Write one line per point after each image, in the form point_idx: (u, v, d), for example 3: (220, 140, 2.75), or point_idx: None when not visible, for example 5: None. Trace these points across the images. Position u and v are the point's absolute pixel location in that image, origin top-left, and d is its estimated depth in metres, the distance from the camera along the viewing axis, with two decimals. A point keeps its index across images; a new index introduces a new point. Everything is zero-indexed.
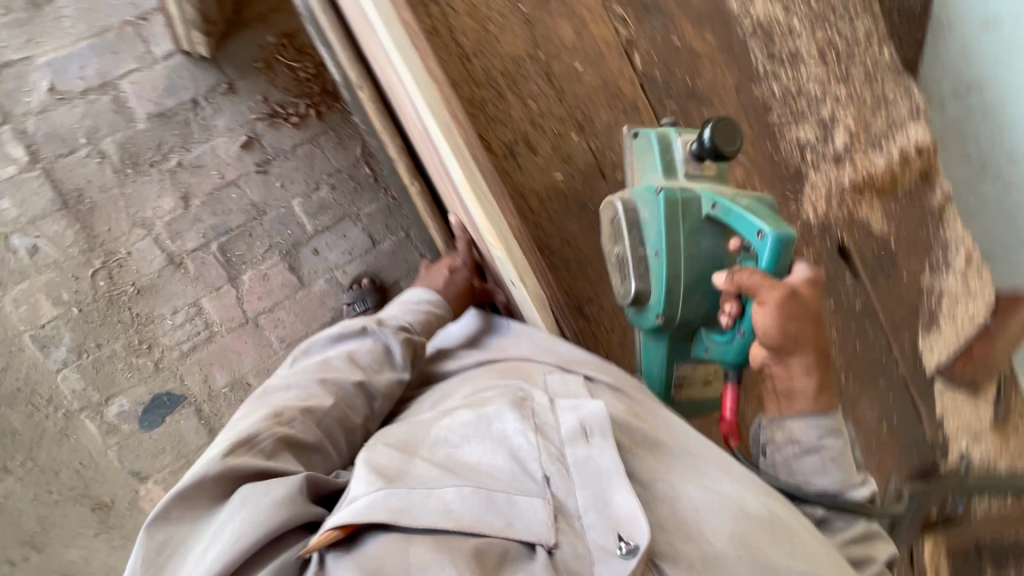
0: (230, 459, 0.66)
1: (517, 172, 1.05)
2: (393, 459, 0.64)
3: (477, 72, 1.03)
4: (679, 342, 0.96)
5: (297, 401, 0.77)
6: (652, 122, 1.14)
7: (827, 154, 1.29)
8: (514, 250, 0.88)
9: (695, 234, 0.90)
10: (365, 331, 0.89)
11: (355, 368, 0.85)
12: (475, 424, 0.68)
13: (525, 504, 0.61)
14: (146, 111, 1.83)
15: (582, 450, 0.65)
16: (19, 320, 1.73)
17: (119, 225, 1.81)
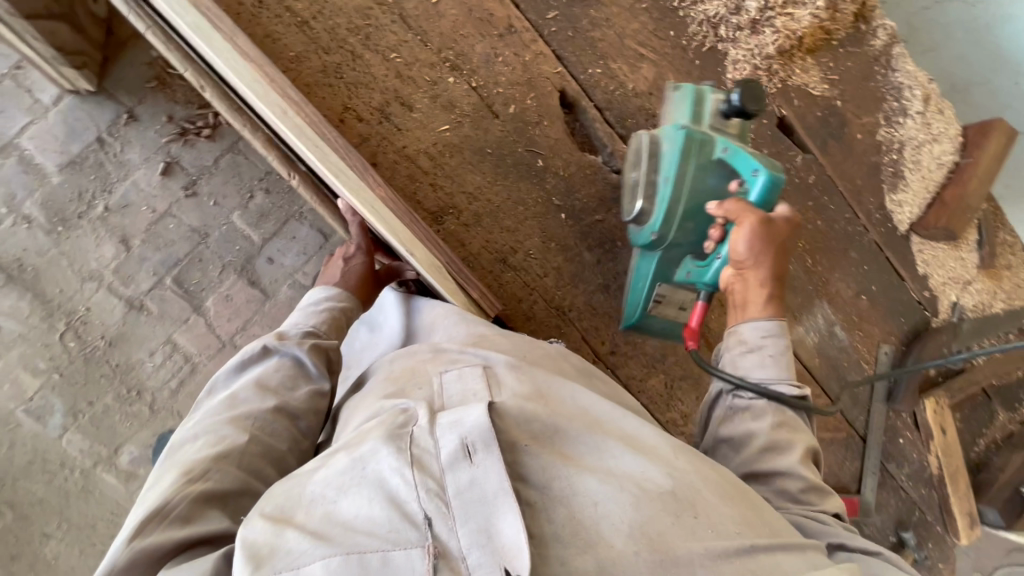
0: (137, 543, 0.58)
1: (398, 135, 0.97)
2: (260, 534, 0.51)
3: (323, 37, 0.93)
4: (666, 261, 0.96)
5: (208, 449, 0.69)
6: (533, 41, 1.03)
7: (744, 23, 1.15)
8: (389, 220, 0.85)
9: (704, 166, 0.88)
10: (268, 350, 0.83)
11: (268, 394, 0.78)
12: (350, 471, 0.54)
13: (402, 559, 0.47)
14: (55, 163, 1.78)
15: (468, 472, 0.51)
16: (8, 397, 1.77)
17: (70, 283, 1.80)
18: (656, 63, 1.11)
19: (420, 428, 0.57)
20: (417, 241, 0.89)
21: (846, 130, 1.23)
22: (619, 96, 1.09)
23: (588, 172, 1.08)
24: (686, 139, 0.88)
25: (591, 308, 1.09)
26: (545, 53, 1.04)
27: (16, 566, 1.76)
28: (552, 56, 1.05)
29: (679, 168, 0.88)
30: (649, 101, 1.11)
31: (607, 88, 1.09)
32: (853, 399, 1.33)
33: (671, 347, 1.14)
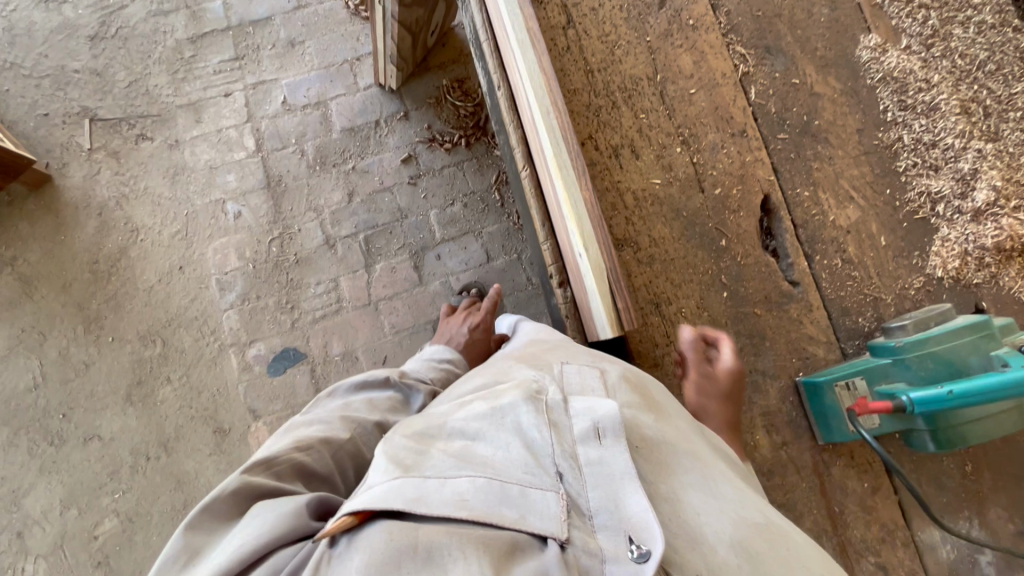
0: (248, 476, 0.74)
1: (619, 171, 1.15)
2: (407, 449, 0.69)
3: (597, 84, 1.18)
4: (885, 371, 1.03)
5: (319, 432, 0.84)
6: (758, 148, 1.19)
7: (966, 210, 1.18)
8: (583, 216, 1.01)
9: (982, 347, 1.00)
10: (388, 381, 1.02)
11: (373, 411, 0.94)
12: (489, 418, 0.74)
13: (538, 498, 0.66)
14: (341, 126, 2.31)
15: (598, 452, 0.70)
16: (212, 265, 2.19)
17: (299, 207, 2.24)
18: (863, 209, 1.19)
19: (554, 400, 0.76)
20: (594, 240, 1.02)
21: None
22: (817, 221, 1.18)
23: (763, 268, 1.15)
24: (983, 321, 1.01)
25: None
26: (764, 161, 1.18)
27: (136, 391, 2.09)
28: (769, 166, 1.19)
29: (962, 331, 1.01)
30: (843, 236, 1.18)
31: (810, 211, 1.18)
32: None
33: (782, 467, 1.09)
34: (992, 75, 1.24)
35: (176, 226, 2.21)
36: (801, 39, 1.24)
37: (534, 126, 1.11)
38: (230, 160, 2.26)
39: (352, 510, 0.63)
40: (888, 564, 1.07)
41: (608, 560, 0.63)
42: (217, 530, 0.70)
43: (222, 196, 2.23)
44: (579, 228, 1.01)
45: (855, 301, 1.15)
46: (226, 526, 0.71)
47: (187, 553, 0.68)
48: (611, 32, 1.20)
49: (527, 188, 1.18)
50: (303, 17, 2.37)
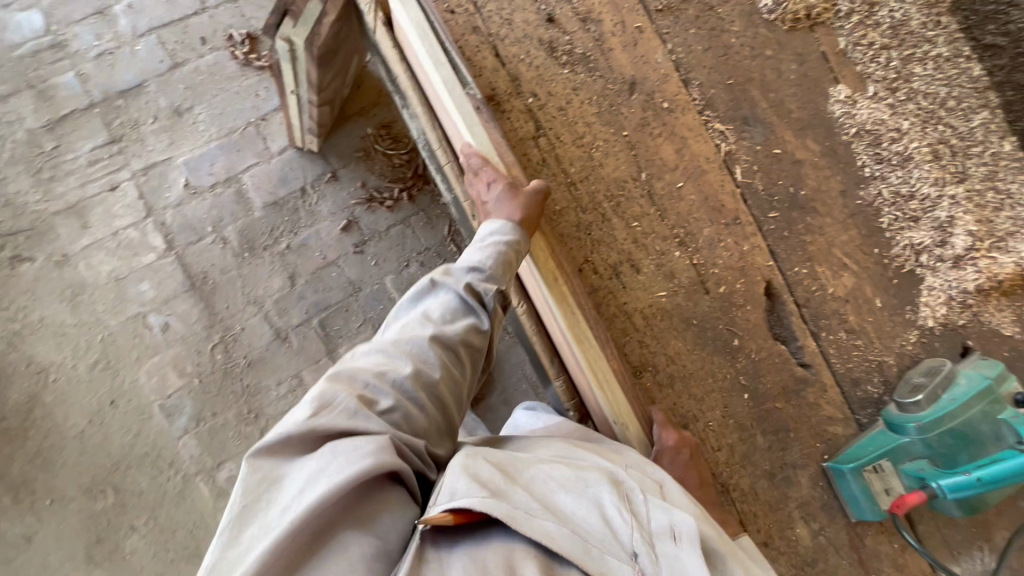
0: (313, 420, 0.68)
1: (623, 292, 1.07)
2: (497, 478, 0.68)
3: (583, 197, 1.07)
4: (906, 450, 1.07)
5: (376, 364, 0.79)
6: (753, 234, 1.14)
7: (947, 256, 1.20)
8: (617, 395, 0.96)
9: (991, 413, 1.02)
10: (434, 284, 0.90)
11: (431, 321, 0.86)
12: (572, 480, 0.71)
13: (615, 567, 0.62)
14: (263, 201, 2.02)
15: (671, 550, 0.64)
16: (150, 390, 1.90)
17: (236, 303, 1.98)
18: (857, 275, 1.19)
19: (634, 488, 0.71)
20: (632, 413, 0.98)
21: None
22: (818, 296, 1.17)
23: (776, 358, 1.13)
24: (988, 387, 1.03)
25: (754, 491, 1.11)
26: (761, 246, 1.14)
27: (98, 550, 1.79)
28: (766, 250, 1.14)
29: (971, 400, 1.03)
30: (843, 307, 1.18)
31: (810, 288, 1.16)
32: None
33: (824, 552, 1.12)
34: (954, 111, 1.24)
35: (93, 355, 1.90)
36: (775, 103, 1.18)
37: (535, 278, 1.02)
38: (139, 265, 1.94)
39: (450, 518, 0.62)
40: None
41: None
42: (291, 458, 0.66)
43: (141, 309, 1.92)
44: (614, 410, 0.97)
45: (861, 369, 1.17)
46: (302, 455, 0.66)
47: (266, 473, 0.64)
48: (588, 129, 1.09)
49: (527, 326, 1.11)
50: (183, 78, 2.03)
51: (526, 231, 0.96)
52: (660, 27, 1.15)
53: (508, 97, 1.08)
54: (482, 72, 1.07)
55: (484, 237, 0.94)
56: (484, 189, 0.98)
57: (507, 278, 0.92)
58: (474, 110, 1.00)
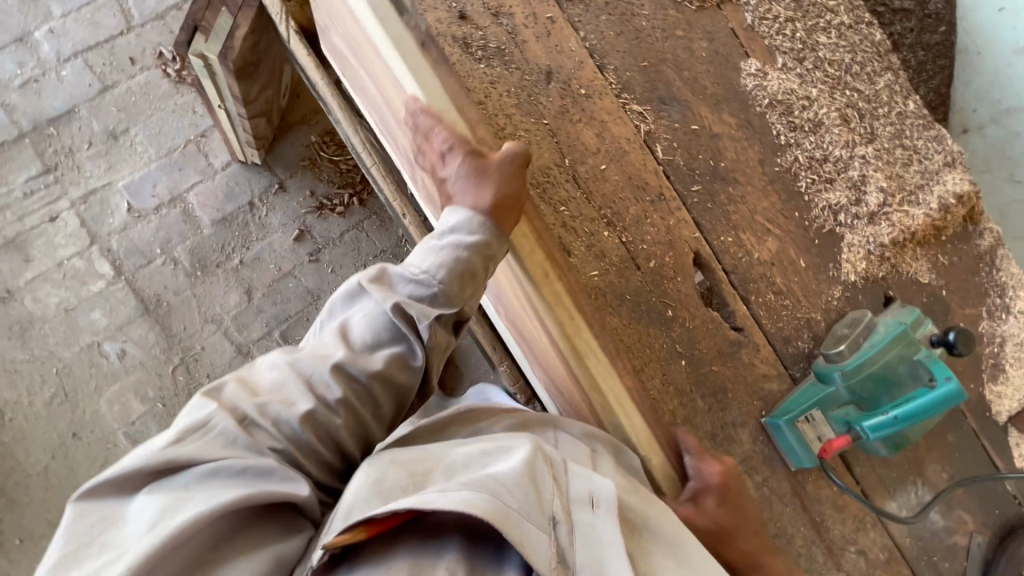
0: (171, 450, 0.68)
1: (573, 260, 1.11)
2: (402, 480, 0.67)
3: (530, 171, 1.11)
4: (833, 396, 1.15)
5: (272, 389, 0.80)
6: (678, 208, 1.19)
7: (862, 214, 1.28)
8: (610, 376, 0.97)
9: (907, 355, 1.12)
10: (364, 288, 0.91)
11: (343, 344, 0.86)
12: (495, 456, 0.72)
13: (535, 533, 0.62)
14: (210, 218, 2.01)
15: (588, 517, 0.68)
16: (113, 418, 1.88)
17: (193, 323, 1.96)
18: (780, 239, 1.25)
19: (556, 462, 0.74)
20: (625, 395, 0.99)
21: (949, 317, 1.31)
22: (744, 263, 1.22)
23: (709, 324, 1.19)
24: (903, 331, 1.13)
25: None
26: (686, 220, 1.19)
27: None
28: (692, 223, 1.19)
29: (889, 345, 1.13)
30: (769, 270, 1.24)
31: (737, 255, 1.22)
32: None
33: (768, 503, 1.19)
34: (858, 76, 1.31)
35: (49, 389, 1.86)
36: (689, 81, 1.23)
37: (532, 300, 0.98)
38: (88, 294, 1.91)
39: (364, 525, 0.60)
40: (866, 546, 1.23)
41: None
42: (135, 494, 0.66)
43: (94, 337, 1.90)
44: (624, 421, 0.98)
45: (792, 326, 1.23)
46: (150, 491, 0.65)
47: (103, 514, 0.64)
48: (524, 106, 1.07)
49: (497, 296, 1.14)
50: (115, 100, 1.99)
51: (496, 220, 0.90)
52: (571, 15, 1.19)
53: None
54: None
55: (444, 229, 0.92)
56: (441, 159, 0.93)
57: (458, 282, 0.90)
58: (422, 51, 0.93)
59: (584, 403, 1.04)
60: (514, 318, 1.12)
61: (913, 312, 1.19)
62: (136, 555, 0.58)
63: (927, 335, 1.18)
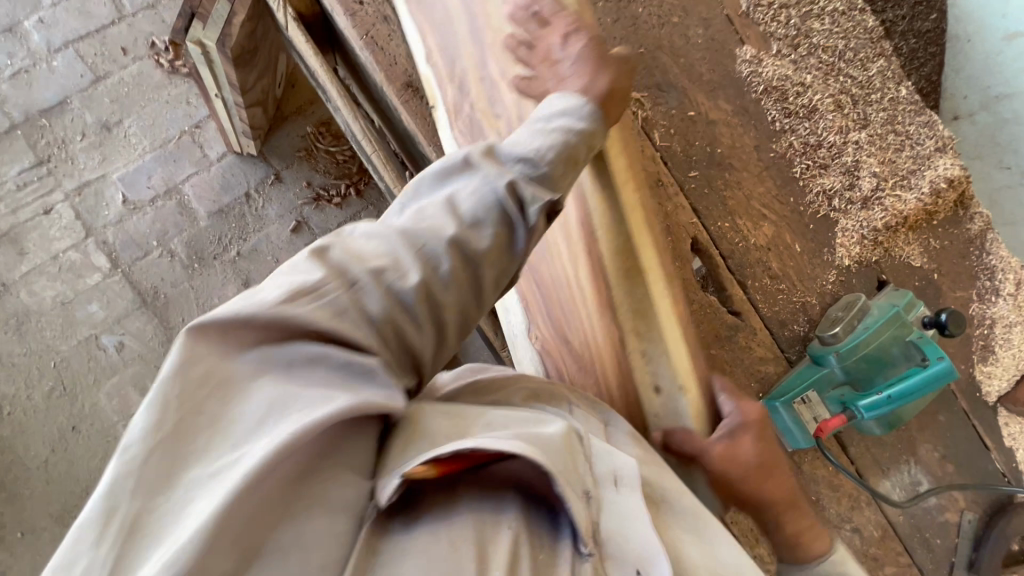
0: (288, 306, 0.56)
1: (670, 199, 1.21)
2: (449, 428, 0.60)
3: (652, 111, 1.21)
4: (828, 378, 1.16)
5: (374, 255, 0.64)
6: (675, 194, 1.20)
7: (856, 199, 1.30)
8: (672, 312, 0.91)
9: (900, 336, 1.14)
10: (468, 162, 0.72)
11: (454, 218, 0.68)
12: (526, 419, 0.66)
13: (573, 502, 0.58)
14: (207, 210, 2.00)
15: (613, 492, 0.65)
16: (113, 411, 1.88)
17: (192, 315, 1.95)
18: (776, 225, 1.26)
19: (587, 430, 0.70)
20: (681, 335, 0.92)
21: (941, 300, 1.33)
22: (741, 248, 1.24)
23: (707, 309, 1.21)
24: (897, 314, 1.15)
25: None
26: (684, 206, 1.21)
27: None
28: (690, 209, 1.21)
29: (882, 327, 1.15)
30: (766, 255, 1.25)
31: (733, 240, 1.24)
32: (931, 559, 1.29)
33: None
34: (853, 62, 1.32)
35: (48, 383, 1.86)
36: (686, 68, 1.24)
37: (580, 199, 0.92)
38: (85, 287, 1.90)
39: (434, 463, 0.54)
40: (861, 524, 1.26)
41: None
42: (242, 356, 0.53)
43: (92, 331, 1.89)
44: (659, 344, 0.90)
45: (787, 311, 1.25)
46: (256, 367, 0.53)
47: (205, 371, 0.51)
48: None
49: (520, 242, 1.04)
50: (108, 91, 1.97)
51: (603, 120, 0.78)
52: None
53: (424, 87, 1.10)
54: (396, 61, 1.09)
55: (549, 113, 0.77)
56: (559, 42, 0.82)
57: (564, 177, 0.75)
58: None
59: (613, 336, 0.94)
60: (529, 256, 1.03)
61: (907, 295, 1.21)
62: (257, 462, 0.48)
63: (918, 317, 1.20)
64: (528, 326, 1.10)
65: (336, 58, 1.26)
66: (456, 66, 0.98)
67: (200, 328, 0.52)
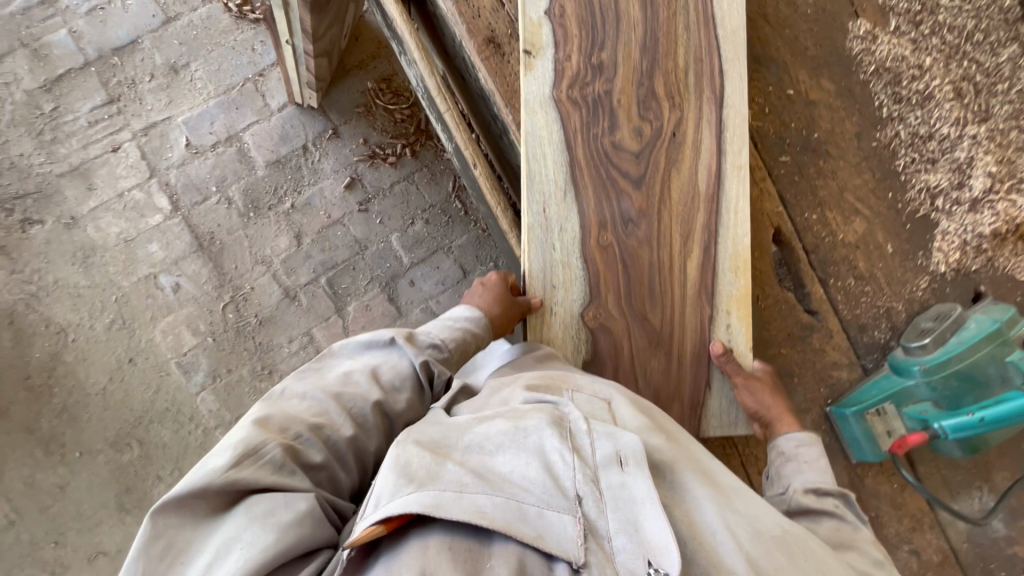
0: (233, 473, 0.64)
1: (770, 181, 1.12)
2: (429, 460, 0.66)
3: (765, 82, 1.14)
4: (910, 391, 1.07)
5: (310, 413, 0.77)
6: (762, 178, 1.11)
7: (963, 200, 1.17)
8: (737, 276, 1.00)
9: (998, 355, 1.03)
10: (393, 342, 0.91)
11: (377, 385, 0.84)
12: (511, 435, 0.72)
13: (556, 517, 0.64)
14: (265, 159, 2.00)
15: (617, 478, 0.68)
16: (166, 348, 1.95)
17: (245, 263, 1.99)
18: (869, 220, 1.16)
19: (576, 426, 0.74)
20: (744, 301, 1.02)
21: None
22: (827, 242, 1.14)
23: (782, 304, 1.13)
24: (999, 330, 1.03)
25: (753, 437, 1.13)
26: (770, 192, 1.12)
27: (127, 498, 1.88)
28: (776, 196, 1.12)
29: (979, 343, 1.03)
30: (853, 253, 1.15)
31: (819, 234, 1.14)
32: None
33: None
34: (980, 45, 1.17)
35: (108, 315, 1.93)
36: (789, 41, 1.16)
37: (715, 199, 1.00)
38: (146, 226, 1.95)
39: (384, 519, 0.60)
40: (921, 547, 1.19)
41: None
42: (199, 519, 0.63)
43: (151, 270, 1.94)
44: (744, 328, 1.01)
45: (869, 316, 1.16)
46: (217, 515, 0.64)
47: (173, 536, 0.62)
48: (607, 57, 0.99)
49: (597, 207, 0.97)
50: (177, 33, 1.98)
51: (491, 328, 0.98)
52: None
53: (508, 41, 1.04)
54: (479, 13, 1.03)
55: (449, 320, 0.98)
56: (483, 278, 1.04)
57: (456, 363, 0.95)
58: None
59: (702, 319, 1.00)
60: (636, 235, 0.99)
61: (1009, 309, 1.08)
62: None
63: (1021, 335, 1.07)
64: (586, 303, 0.98)
65: (413, 8, 1.19)
66: (603, 50, 0.98)
67: (159, 510, 0.62)
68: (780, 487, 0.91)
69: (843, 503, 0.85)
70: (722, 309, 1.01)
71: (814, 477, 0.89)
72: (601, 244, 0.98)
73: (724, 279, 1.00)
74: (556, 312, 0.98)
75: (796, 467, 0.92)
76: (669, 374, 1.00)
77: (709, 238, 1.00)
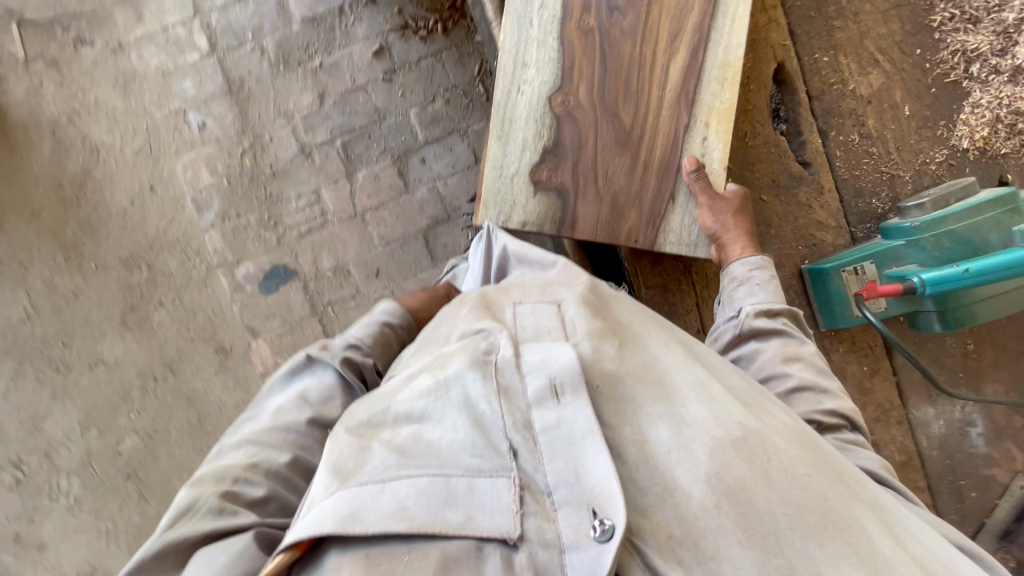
0: (171, 533, 0.65)
1: (784, 15, 1.06)
2: (348, 452, 0.58)
3: None
4: (896, 253, 0.97)
5: (246, 456, 0.74)
6: (773, 7, 1.05)
7: (1004, 69, 1.03)
8: (725, 87, 0.92)
9: (1003, 222, 0.94)
10: (311, 360, 0.86)
11: (307, 406, 0.80)
12: (432, 395, 0.62)
13: (487, 486, 0.55)
14: (301, 15, 1.95)
15: (552, 415, 0.58)
16: (184, 183, 1.93)
17: (268, 113, 1.94)
18: (887, 75, 1.06)
19: (504, 359, 0.64)
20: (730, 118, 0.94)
21: None
22: (834, 91, 1.06)
23: (771, 148, 1.06)
24: (1011, 195, 0.94)
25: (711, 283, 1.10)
26: (780, 25, 1.06)
27: (132, 316, 1.87)
28: (784, 28, 1.06)
29: (984, 206, 0.94)
30: (862, 107, 1.07)
31: (827, 79, 1.06)
32: (958, 509, 1.13)
33: None
34: None
35: (138, 141, 1.93)
36: None
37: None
38: (183, 63, 1.94)
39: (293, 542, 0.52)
40: (883, 441, 1.11)
41: (569, 547, 0.51)
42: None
43: (182, 104, 1.93)
44: (722, 144, 0.93)
45: (869, 179, 1.07)
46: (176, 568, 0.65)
47: None
48: None
49: None
50: None
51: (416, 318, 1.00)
52: None
53: None
54: None
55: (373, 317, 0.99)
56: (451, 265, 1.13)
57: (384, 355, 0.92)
58: None
59: (676, 127, 0.94)
60: (620, 25, 0.94)
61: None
62: None
63: None
64: (556, 87, 0.95)
65: None
66: None
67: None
68: (731, 310, 0.89)
69: (793, 322, 0.87)
70: (702, 120, 0.93)
71: (767, 298, 0.88)
72: (581, 29, 0.94)
73: (708, 88, 0.93)
74: (524, 93, 0.95)
75: (749, 290, 0.89)
76: (632, 178, 0.94)
77: (699, 40, 0.93)
